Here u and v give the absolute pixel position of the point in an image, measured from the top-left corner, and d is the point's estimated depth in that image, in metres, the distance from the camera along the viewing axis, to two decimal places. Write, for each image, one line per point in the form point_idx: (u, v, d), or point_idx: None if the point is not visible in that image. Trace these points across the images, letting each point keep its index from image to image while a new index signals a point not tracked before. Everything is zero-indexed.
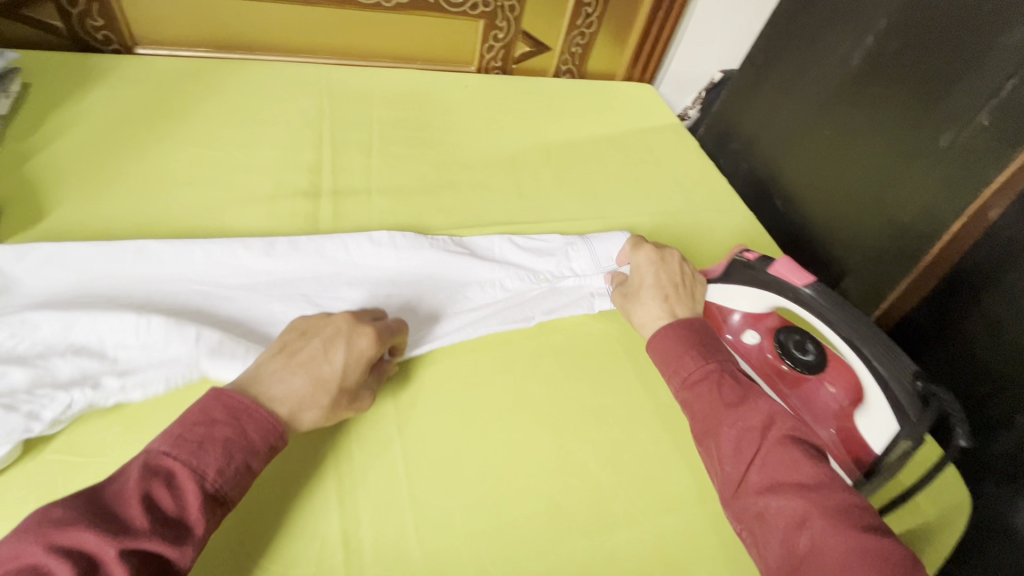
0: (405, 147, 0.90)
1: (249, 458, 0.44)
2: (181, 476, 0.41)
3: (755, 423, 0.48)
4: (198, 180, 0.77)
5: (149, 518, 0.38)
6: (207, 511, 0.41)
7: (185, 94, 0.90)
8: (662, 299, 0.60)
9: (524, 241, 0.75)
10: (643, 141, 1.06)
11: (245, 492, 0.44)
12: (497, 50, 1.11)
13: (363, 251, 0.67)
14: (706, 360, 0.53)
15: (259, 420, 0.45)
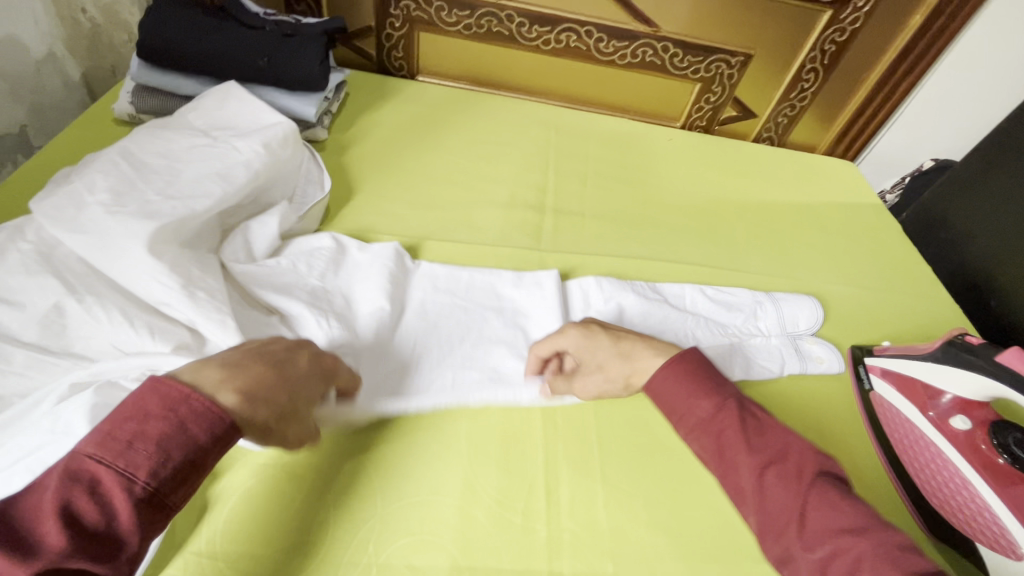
0: (616, 184, 0.99)
1: (182, 446, 0.38)
2: (102, 473, 0.35)
3: (790, 466, 0.49)
4: (450, 180, 0.91)
5: (64, 533, 0.33)
6: (141, 518, 0.36)
7: (448, 111, 1.05)
8: (611, 353, 0.61)
9: (714, 293, 0.79)
10: (844, 215, 1.05)
11: (190, 491, 0.39)
12: (705, 111, 1.17)
13: (578, 298, 0.74)
14: (723, 399, 0.54)
15: (194, 409, 0.39)
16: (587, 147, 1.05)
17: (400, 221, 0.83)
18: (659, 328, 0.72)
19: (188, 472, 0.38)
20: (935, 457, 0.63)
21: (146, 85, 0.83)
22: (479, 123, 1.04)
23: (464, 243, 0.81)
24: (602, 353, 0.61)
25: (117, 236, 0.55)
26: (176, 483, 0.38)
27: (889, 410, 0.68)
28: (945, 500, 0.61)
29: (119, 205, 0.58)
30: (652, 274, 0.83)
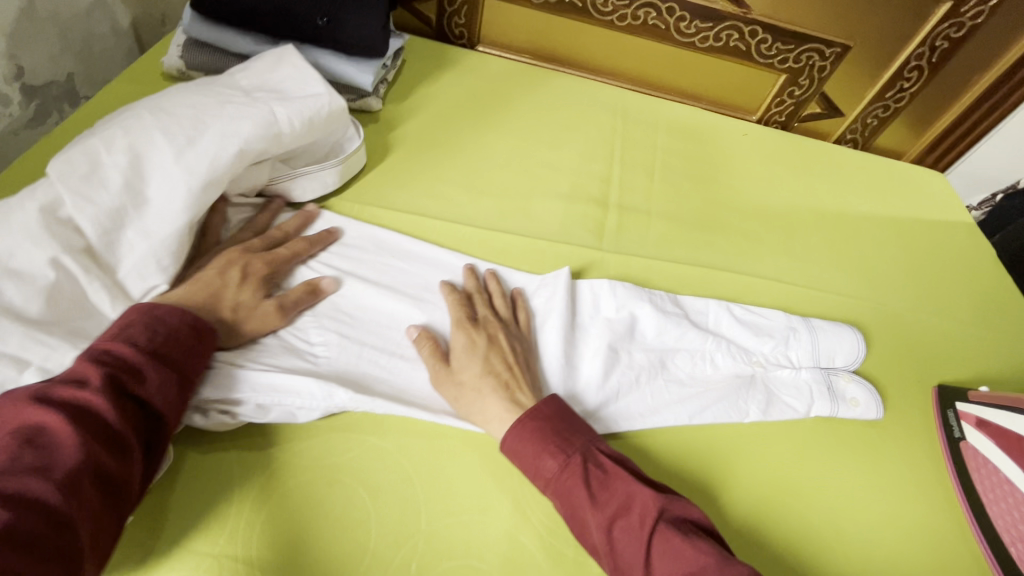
0: (685, 180, 0.91)
1: (182, 329, 0.51)
2: (136, 350, 0.48)
3: (631, 518, 0.49)
4: (509, 164, 0.84)
5: (99, 371, 0.45)
6: (153, 361, 0.48)
7: (509, 87, 0.98)
8: (471, 355, 0.58)
9: (743, 313, 0.70)
10: (931, 234, 0.95)
11: (190, 353, 0.51)
12: (786, 106, 1.06)
13: (587, 302, 0.67)
14: (568, 453, 0.52)
15: (170, 313, 0.51)
16: (655, 137, 0.97)
17: (455, 206, 0.77)
18: (672, 350, 0.66)
19: (191, 352, 0.51)
20: None
21: (199, 39, 0.79)
22: (541, 103, 0.96)
23: (522, 235, 0.75)
24: (460, 345, 0.59)
25: (130, 220, 0.55)
26: (191, 358, 0.50)
27: (981, 462, 0.63)
28: None
29: (138, 181, 0.56)
30: (722, 285, 0.76)
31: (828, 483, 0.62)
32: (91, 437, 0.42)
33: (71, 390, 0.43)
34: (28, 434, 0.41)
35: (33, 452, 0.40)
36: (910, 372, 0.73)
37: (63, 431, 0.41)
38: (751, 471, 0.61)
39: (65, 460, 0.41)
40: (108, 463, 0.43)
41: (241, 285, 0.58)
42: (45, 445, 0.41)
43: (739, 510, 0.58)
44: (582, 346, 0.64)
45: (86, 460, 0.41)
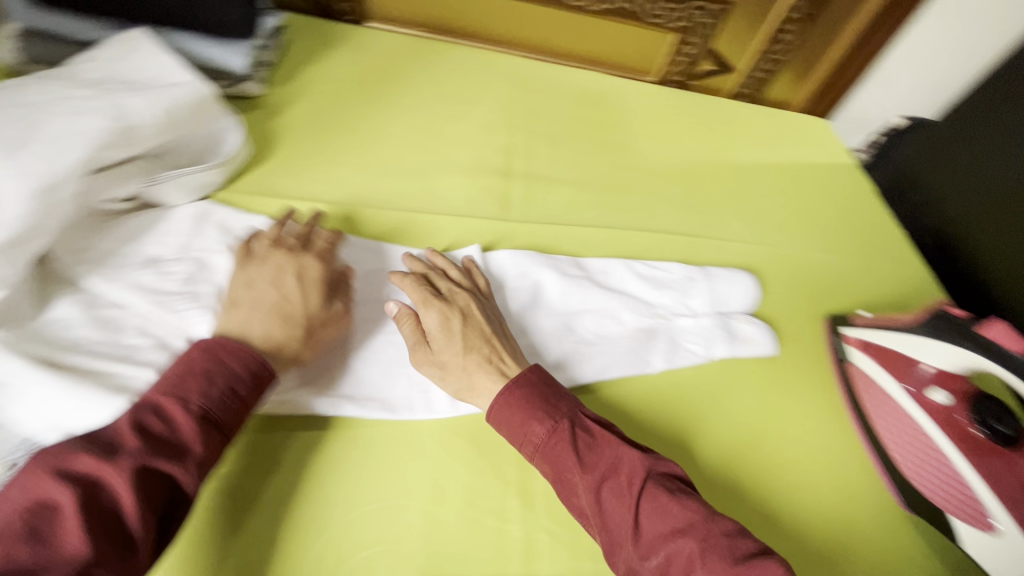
0: (589, 145, 0.92)
1: (237, 385, 0.49)
2: (175, 410, 0.46)
3: (620, 479, 0.50)
4: (408, 143, 0.81)
5: (139, 438, 0.44)
6: (201, 430, 0.46)
7: (404, 63, 0.94)
8: (448, 333, 0.58)
9: (646, 270, 0.73)
10: (818, 178, 1.02)
11: (240, 417, 0.49)
12: (682, 64, 1.09)
13: (492, 275, 0.68)
14: (557, 417, 0.53)
15: (235, 354, 0.50)
16: (558, 104, 0.97)
17: (352, 189, 0.74)
18: (579, 312, 0.67)
19: (247, 410, 0.50)
20: (909, 430, 0.62)
21: (37, 29, 0.70)
22: (439, 78, 0.93)
23: (426, 214, 0.73)
24: (431, 323, 0.58)
25: None
26: (235, 414, 0.49)
27: (866, 382, 0.67)
28: (920, 474, 0.60)
29: None
30: (629, 244, 0.78)
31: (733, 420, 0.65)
32: (109, 515, 0.41)
33: (92, 461, 0.42)
34: (40, 520, 0.40)
35: (28, 546, 0.38)
36: (803, 308, 0.78)
37: (72, 513, 0.40)
38: (665, 418, 0.63)
39: (76, 548, 0.39)
40: (139, 542, 0.41)
41: (300, 290, 0.56)
42: (59, 528, 0.40)
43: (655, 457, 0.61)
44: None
45: (107, 545, 0.40)
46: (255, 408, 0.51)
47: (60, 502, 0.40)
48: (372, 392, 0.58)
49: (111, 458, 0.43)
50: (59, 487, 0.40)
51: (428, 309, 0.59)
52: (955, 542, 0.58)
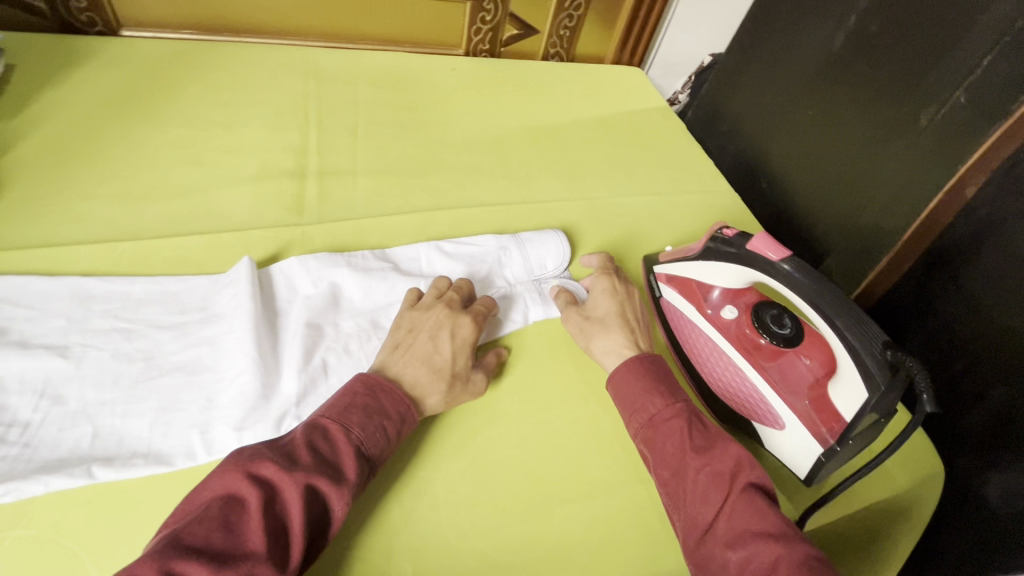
0: (393, 129, 0.88)
1: (388, 423, 0.50)
2: (337, 439, 0.47)
3: (727, 470, 0.47)
4: (176, 158, 0.73)
5: (311, 455, 0.45)
6: (357, 462, 0.47)
7: (169, 71, 0.84)
8: (621, 328, 0.63)
9: (453, 248, 0.71)
10: (632, 124, 1.05)
11: (382, 453, 0.50)
12: (485, 33, 1.08)
13: (281, 288, 0.63)
14: (674, 400, 0.52)
15: (390, 396, 0.52)
16: (357, 91, 0.92)
17: (105, 221, 0.64)
18: (384, 306, 0.64)
19: (388, 443, 0.50)
20: (713, 352, 0.65)
21: None
22: (216, 81, 0.85)
23: (200, 232, 0.66)
24: (623, 321, 0.64)
25: None
26: (383, 453, 0.50)
27: (675, 315, 0.69)
28: (725, 391, 0.63)
29: None
30: (440, 225, 0.76)
31: (559, 378, 0.65)
32: (276, 530, 0.41)
33: (276, 468, 0.43)
34: (230, 513, 0.40)
35: (222, 533, 0.39)
36: (621, 255, 0.80)
37: (258, 514, 0.41)
38: (484, 395, 0.61)
39: (256, 544, 0.39)
40: (292, 557, 0.41)
41: (455, 349, 0.58)
42: (241, 525, 0.40)
43: (475, 438, 0.58)
44: (281, 334, 0.59)
45: (274, 545, 0.40)
46: (390, 449, 0.51)
47: (248, 500, 0.41)
48: (134, 448, 0.49)
49: (292, 468, 0.43)
50: (250, 485, 0.42)
51: (471, 340, 0.59)
52: (764, 446, 0.61)
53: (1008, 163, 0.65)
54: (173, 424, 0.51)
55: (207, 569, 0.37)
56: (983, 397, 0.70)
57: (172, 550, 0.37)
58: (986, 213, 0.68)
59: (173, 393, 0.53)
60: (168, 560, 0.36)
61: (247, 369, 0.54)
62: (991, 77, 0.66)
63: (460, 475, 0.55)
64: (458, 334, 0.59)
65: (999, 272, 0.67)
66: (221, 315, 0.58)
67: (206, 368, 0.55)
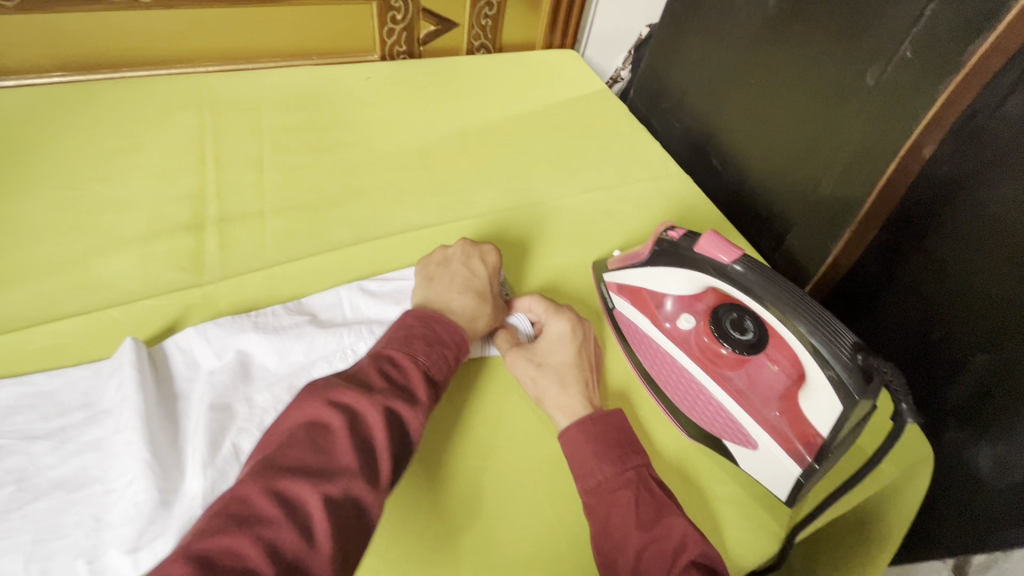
0: (303, 155, 0.79)
1: (448, 349, 0.52)
2: (406, 365, 0.48)
3: (668, 550, 0.43)
4: (51, 228, 0.65)
5: (382, 379, 0.46)
6: (426, 383, 0.48)
7: (37, 123, 0.75)
8: (576, 382, 0.56)
9: (377, 287, 0.64)
10: (570, 112, 0.97)
11: (447, 377, 0.51)
12: (399, 33, 0.99)
13: (180, 367, 0.55)
14: (624, 466, 0.48)
15: (446, 325, 0.53)
16: (260, 118, 0.83)
17: None
18: (303, 367, 0.55)
19: (450, 368, 0.52)
20: (673, 369, 0.60)
21: None
22: (95, 128, 0.76)
23: (82, 313, 0.58)
24: (580, 376, 0.57)
25: None
26: (446, 377, 0.51)
27: (630, 327, 0.63)
28: (694, 409, 0.58)
29: None
30: (364, 261, 0.69)
31: (511, 416, 0.58)
32: (366, 446, 0.42)
33: (354, 393, 0.44)
34: (318, 435, 0.41)
35: (314, 453, 0.40)
36: (569, 264, 0.74)
37: (344, 434, 0.42)
38: (423, 452, 0.54)
39: (346, 461, 0.41)
40: (383, 471, 0.42)
41: (487, 273, 0.62)
42: (331, 445, 0.41)
43: (416, 506, 0.51)
44: (184, 423, 0.51)
45: (365, 459, 0.41)
46: (454, 371, 0.52)
47: (333, 423, 0.42)
48: None
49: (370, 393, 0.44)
50: (333, 411, 0.43)
51: (496, 269, 0.64)
52: (737, 466, 0.56)
53: (966, 115, 0.60)
54: (53, 556, 0.43)
55: (307, 485, 0.38)
56: (965, 364, 0.65)
57: (273, 473, 0.39)
58: (947, 173, 0.63)
59: (51, 518, 0.45)
60: (272, 481, 0.38)
61: (138, 474, 0.46)
62: (934, 27, 0.60)
63: (401, 553, 0.48)
64: (486, 265, 0.63)
65: (967, 235, 0.63)
66: (108, 411, 0.50)
67: (92, 480, 0.47)
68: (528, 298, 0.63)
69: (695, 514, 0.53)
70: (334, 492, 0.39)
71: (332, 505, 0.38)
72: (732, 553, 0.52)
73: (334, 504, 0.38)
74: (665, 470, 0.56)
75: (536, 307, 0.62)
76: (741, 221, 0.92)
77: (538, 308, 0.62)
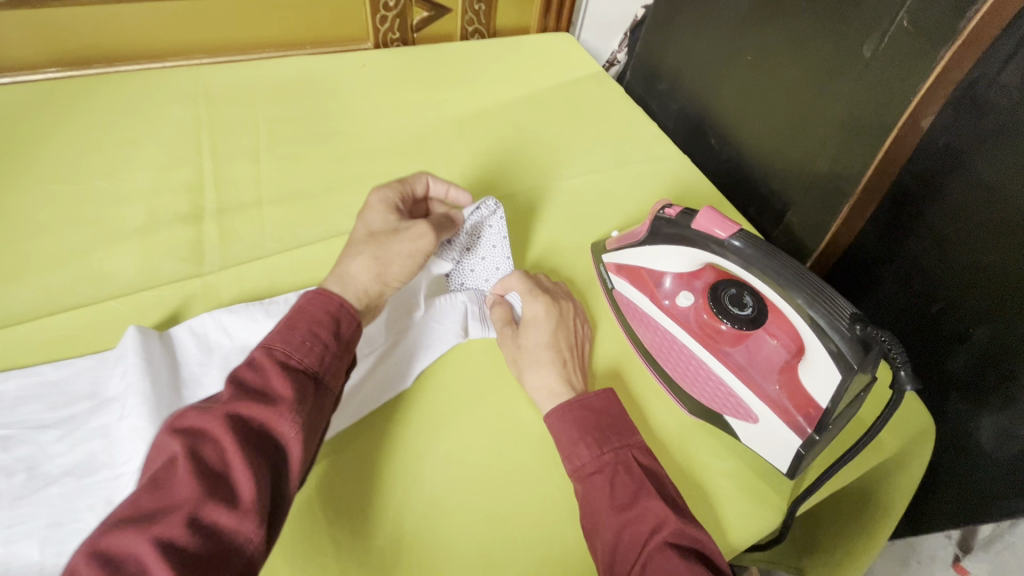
0: (299, 145, 0.79)
1: (319, 329, 0.46)
2: (261, 363, 0.43)
3: (643, 531, 0.44)
4: (50, 221, 0.65)
5: (230, 387, 0.41)
6: (291, 377, 0.43)
7: (34, 118, 0.75)
8: (553, 362, 0.56)
9: None
10: (565, 94, 0.97)
11: (324, 362, 0.45)
12: (392, 20, 0.99)
13: (189, 351, 0.55)
14: (601, 450, 0.48)
15: (313, 300, 0.48)
16: (255, 109, 0.82)
17: None
18: None
19: (329, 354, 0.46)
20: (673, 346, 0.60)
21: None
22: (91, 122, 0.76)
23: (83, 305, 0.59)
24: (558, 357, 0.56)
25: None
26: (322, 362, 0.45)
27: (629, 306, 0.64)
28: (695, 386, 0.58)
29: None
30: None
31: (512, 397, 0.58)
32: (217, 469, 0.37)
33: (197, 413, 0.39)
34: (160, 470, 0.37)
35: (151, 493, 0.36)
36: (567, 247, 0.74)
37: (185, 460, 0.37)
38: (426, 434, 0.54)
39: (188, 491, 0.36)
40: (242, 490, 0.37)
41: (368, 223, 0.56)
42: (172, 476, 0.37)
43: (414, 488, 0.51)
44: (194, 406, 0.52)
45: (213, 482, 0.37)
46: (337, 353, 0.47)
47: (173, 451, 0.37)
48: None
49: (215, 406, 0.40)
50: (173, 436, 0.38)
51: (389, 209, 0.57)
52: (738, 440, 0.56)
53: (964, 85, 0.59)
54: (67, 539, 0.44)
55: (138, 531, 0.34)
56: (964, 336, 0.65)
57: (104, 530, 0.34)
58: (947, 142, 0.63)
59: (62, 503, 0.46)
60: (99, 539, 0.34)
61: (146, 459, 0.47)
62: None
63: (401, 535, 0.48)
64: (365, 216, 0.56)
65: (966, 206, 0.62)
66: (113, 398, 0.51)
67: (101, 466, 0.48)
68: (509, 276, 0.62)
69: (696, 488, 0.54)
70: (175, 529, 0.34)
71: (173, 544, 0.34)
72: (730, 528, 0.52)
73: (174, 542, 0.34)
74: (663, 448, 0.56)
75: (515, 285, 0.62)
76: (739, 200, 0.92)
77: (520, 287, 0.62)
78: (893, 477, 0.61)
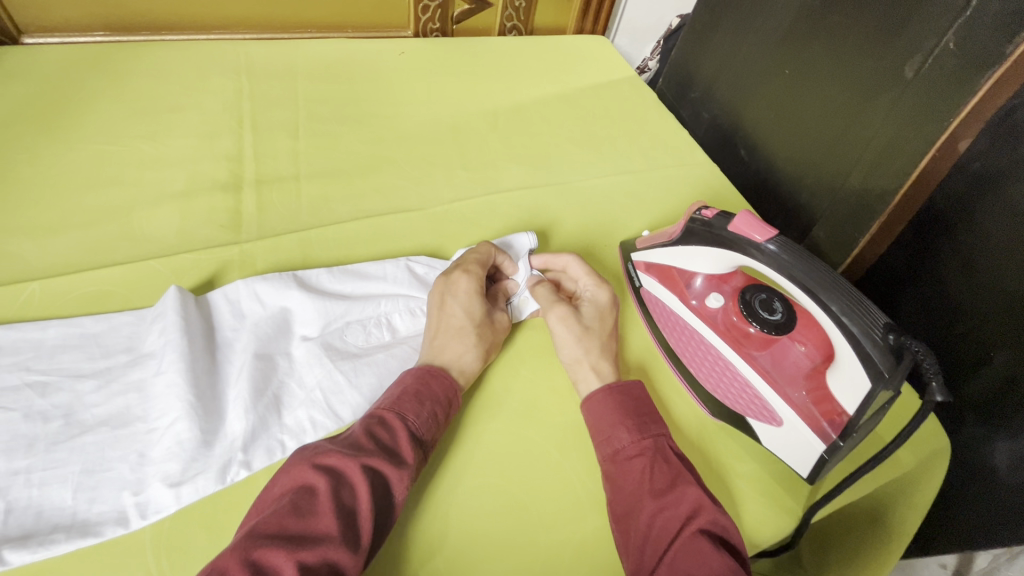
0: (337, 124, 0.80)
1: (439, 408, 0.50)
2: (395, 424, 0.47)
3: (679, 514, 0.45)
4: (91, 180, 0.66)
5: (370, 440, 0.45)
6: (414, 447, 0.47)
7: (79, 79, 0.76)
8: (610, 353, 0.58)
9: (424, 268, 0.64)
10: (600, 94, 0.97)
11: (433, 439, 0.49)
12: (433, 11, 1.00)
13: (225, 315, 0.56)
14: (642, 435, 0.50)
15: (441, 382, 0.52)
16: (295, 86, 0.83)
17: (10, 259, 0.58)
18: (337, 331, 0.57)
19: (438, 430, 0.50)
20: (700, 346, 0.61)
21: None
22: (135, 87, 0.77)
23: (121, 262, 0.60)
24: (611, 344, 0.59)
25: None
26: (434, 440, 0.49)
27: (658, 305, 0.65)
28: (722, 387, 0.58)
29: None
30: (394, 231, 0.70)
31: (538, 386, 0.59)
32: (347, 516, 0.41)
33: (341, 454, 0.43)
34: (302, 499, 0.40)
35: (295, 517, 0.39)
36: (597, 243, 0.75)
37: (329, 497, 0.40)
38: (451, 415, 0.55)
39: (328, 527, 0.39)
40: (362, 542, 0.40)
41: (473, 309, 0.57)
42: (312, 510, 0.40)
43: (437, 465, 0.52)
44: (227, 368, 0.53)
45: (344, 529, 0.40)
46: (441, 432, 0.51)
47: (318, 487, 0.41)
48: (55, 521, 0.43)
49: (354, 451, 0.44)
50: (319, 471, 0.42)
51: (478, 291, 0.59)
52: (759, 443, 0.57)
53: (1003, 112, 0.60)
54: (100, 486, 0.45)
55: (285, 552, 0.37)
56: (985, 361, 0.65)
57: (250, 542, 0.37)
58: (979, 167, 0.63)
59: (92, 454, 0.46)
60: (248, 550, 0.36)
61: (181, 415, 0.48)
62: (978, 19, 0.59)
63: (424, 512, 0.49)
64: (462, 296, 0.57)
65: (996, 229, 0.63)
66: (150, 354, 0.52)
67: (135, 419, 0.48)
68: (569, 258, 0.64)
69: (714, 488, 0.54)
70: (312, 561, 0.37)
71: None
72: (749, 529, 0.52)
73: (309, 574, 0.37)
74: (686, 447, 0.57)
75: (574, 268, 0.63)
76: (764, 210, 0.93)
77: (577, 271, 0.63)
78: (902, 503, 0.61)
